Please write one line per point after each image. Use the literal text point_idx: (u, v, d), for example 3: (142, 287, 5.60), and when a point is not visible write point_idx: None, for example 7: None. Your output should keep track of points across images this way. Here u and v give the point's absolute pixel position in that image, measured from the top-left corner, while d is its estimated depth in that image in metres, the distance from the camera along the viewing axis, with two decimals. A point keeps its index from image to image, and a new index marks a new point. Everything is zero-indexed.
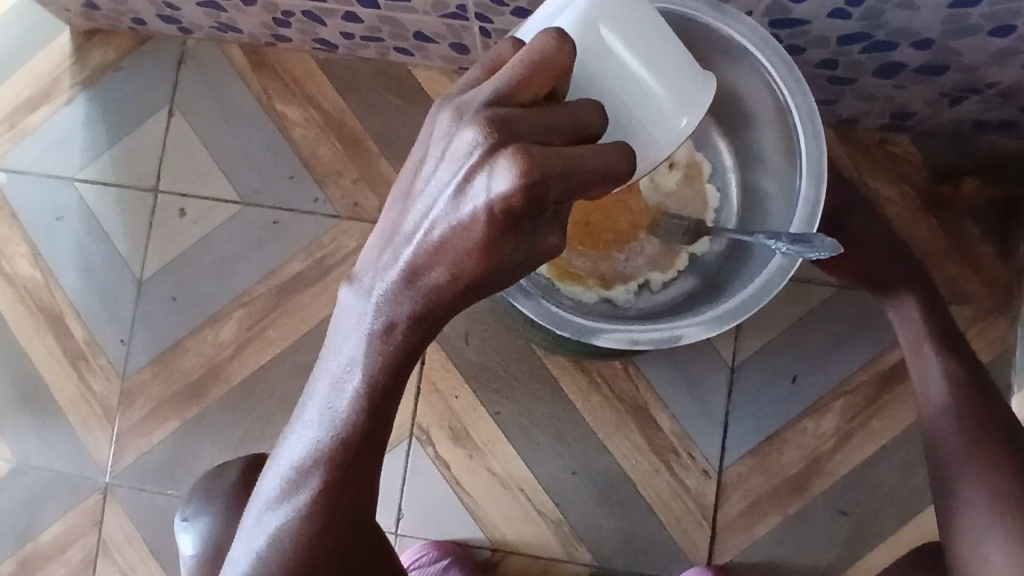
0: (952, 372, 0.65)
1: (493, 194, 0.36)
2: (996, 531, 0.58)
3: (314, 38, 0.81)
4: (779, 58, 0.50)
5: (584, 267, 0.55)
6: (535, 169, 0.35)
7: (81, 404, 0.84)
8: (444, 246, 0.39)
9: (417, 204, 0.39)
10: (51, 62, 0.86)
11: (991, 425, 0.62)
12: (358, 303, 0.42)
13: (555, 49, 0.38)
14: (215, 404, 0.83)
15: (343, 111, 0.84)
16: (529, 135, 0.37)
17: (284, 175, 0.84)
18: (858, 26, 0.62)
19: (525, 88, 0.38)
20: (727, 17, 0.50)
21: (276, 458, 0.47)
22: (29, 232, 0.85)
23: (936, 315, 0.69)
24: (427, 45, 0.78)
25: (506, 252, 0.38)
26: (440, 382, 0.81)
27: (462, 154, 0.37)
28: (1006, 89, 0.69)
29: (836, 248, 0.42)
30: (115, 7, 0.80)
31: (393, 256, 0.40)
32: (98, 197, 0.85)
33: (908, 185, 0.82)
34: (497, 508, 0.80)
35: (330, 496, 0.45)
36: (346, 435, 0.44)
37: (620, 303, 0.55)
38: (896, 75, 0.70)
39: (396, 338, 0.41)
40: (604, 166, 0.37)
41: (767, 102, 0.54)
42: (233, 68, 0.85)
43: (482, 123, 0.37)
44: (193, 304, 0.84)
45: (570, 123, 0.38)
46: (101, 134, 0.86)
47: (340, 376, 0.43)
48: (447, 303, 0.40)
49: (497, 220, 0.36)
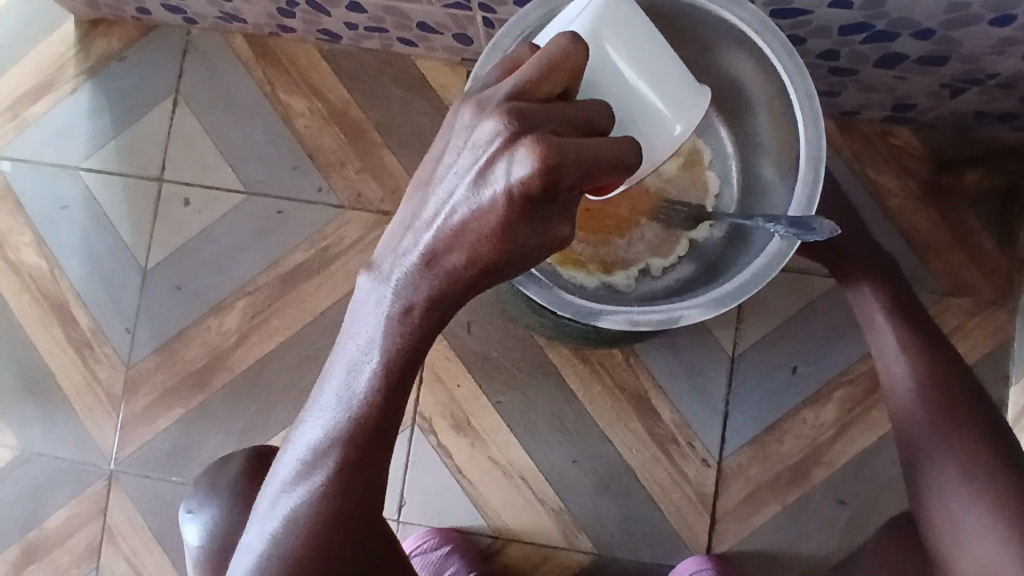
0: (918, 363, 0.66)
1: (512, 179, 0.36)
2: (964, 499, 0.60)
3: (318, 29, 0.81)
4: (779, 43, 0.50)
5: (585, 252, 0.55)
6: (551, 155, 0.35)
7: (86, 391, 0.85)
8: (463, 231, 0.39)
9: (438, 191, 0.40)
10: (56, 52, 0.87)
11: (950, 393, 0.64)
12: (377, 288, 0.43)
13: (571, 49, 0.39)
14: (219, 392, 0.83)
15: (346, 101, 0.85)
16: (546, 125, 0.37)
17: (288, 165, 0.85)
18: (859, 15, 0.62)
19: (542, 85, 0.39)
20: (728, 3, 0.50)
21: (292, 442, 0.47)
22: (34, 221, 0.86)
23: (896, 304, 0.69)
24: (430, 36, 0.78)
25: (522, 236, 0.38)
26: (443, 371, 0.81)
27: (482, 142, 0.38)
28: (1006, 80, 0.70)
29: (833, 229, 0.43)
30: None
31: (413, 241, 0.41)
32: (103, 186, 0.86)
33: (908, 177, 0.83)
34: (498, 496, 0.81)
35: (344, 479, 0.45)
36: (361, 419, 0.44)
37: (621, 289, 0.56)
38: (897, 66, 0.70)
39: (413, 322, 0.42)
40: (614, 155, 0.37)
41: (767, 88, 0.54)
42: (237, 58, 0.86)
43: (503, 113, 0.37)
44: (198, 293, 0.84)
45: (582, 118, 0.39)
46: (106, 123, 0.86)
47: (358, 359, 0.44)
48: (464, 287, 0.41)
49: (515, 204, 0.37)
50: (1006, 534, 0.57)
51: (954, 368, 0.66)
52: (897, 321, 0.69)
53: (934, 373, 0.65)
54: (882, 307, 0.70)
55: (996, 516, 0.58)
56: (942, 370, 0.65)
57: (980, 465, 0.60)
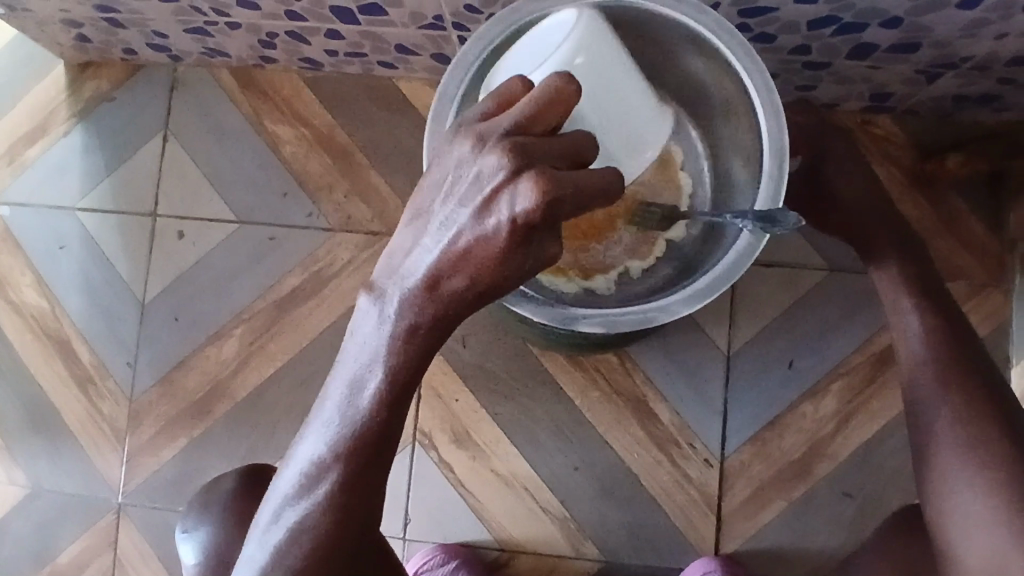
0: (942, 352, 0.62)
1: (513, 213, 0.36)
2: (978, 485, 0.56)
3: (299, 57, 0.83)
4: (735, 43, 0.51)
5: (566, 259, 0.55)
6: (553, 191, 0.36)
7: (90, 425, 0.86)
8: (466, 258, 0.39)
9: (439, 218, 0.40)
10: (47, 96, 0.89)
11: (970, 380, 0.61)
12: (380, 308, 0.43)
13: (563, 87, 0.39)
14: (221, 420, 0.84)
15: (331, 126, 0.86)
16: (547, 161, 0.37)
17: (277, 192, 0.86)
18: (825, 9, 0.63)
19: (540, 121, 0.39)
20: (684, 8, 0.51)
21: (294, 454, 0.48)
22: (34, 261, 0.88)
23: (924, 294, 0.66)
24: (409, 57, 0.80)
25: (522, 264, 0.38)
26: (440, 386, 0.82)
27: (485, 174, 0.38)
28: (981, 62, 0.70)
29: (795, 219, 0.43)
30: (107, 39, 0.83)
31: (414, 264, 0.41)
32: (99, 224, 0.88)
33: (893, 165, 0.83)
34: (502, 507, 0.81)
35: (346, 491, 0.45)
36: (364, 432, 0.45)
37: (601, 292, 0.56)
38: (870, 56, 0.70)
39: (417, 341, 0.43)
40: (610, 191, 0.37)
41: (728, 89, 0.55)
42: (223, 91, 0.88)
43: (505, 149, 0.37)
44: (195, 322, 0.85)
45: (579, 154, 0.39)
46: (99, 162, 0.88)
47: (361, 377, 0.45)
48: (465, 307, 0.41)
49: (516, 235, 0.37)
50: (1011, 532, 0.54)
51: (981, 365, 0.62)
52: (923, 310, 0.66)
53: (955, 365, 0.62)
54: (907, 294, 0.67)
55: (1003, 514, 0.55)
56: (959, 362, 0.62)
57: (994, 460, 0.57)
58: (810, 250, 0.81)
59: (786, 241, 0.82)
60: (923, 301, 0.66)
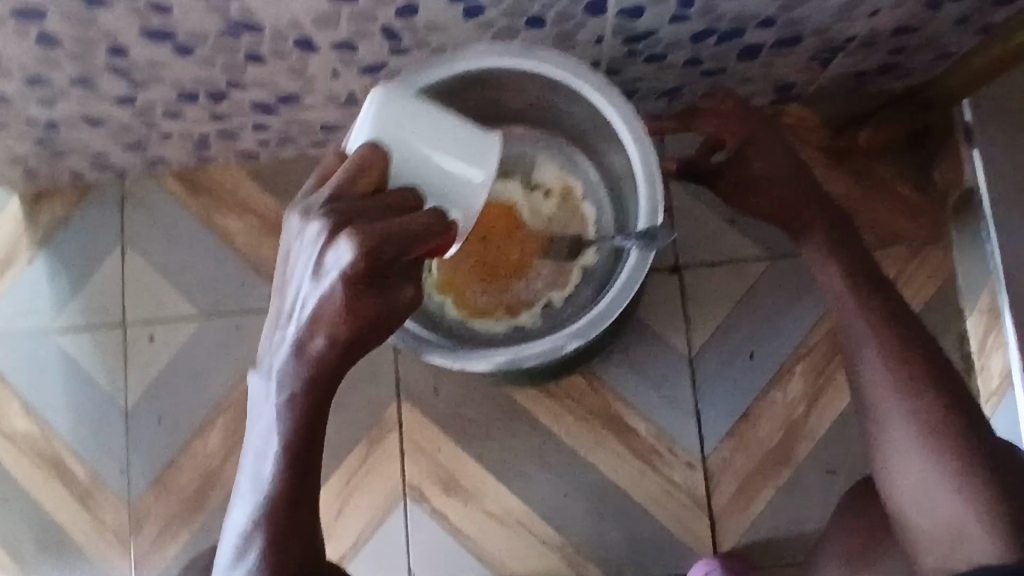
0: (882, 323, 0.62)
1: (341, 264, 0.42)
2: (911, 428, 0.58)
3: (235, 152, 0.87)
4: (593, 81, 0.56)
5: (490, 301, 0.67)
6: (370, 237, 0.41)
7: (95, 538, 0.88)
8: (316, 319, 0.43)
9: (291, 289, 0.45)
10: (7, 230, 0.93)
11: (894, 325, 0.62)
12: (264, 383, 0.47)
13: (372, 151, 0.46)
14: (218, 509, 0.87)
15: (277, 209, 0.90)
16: (364, 215, 0.43)
17: (236, 281, 0.89)
18: (700, 23, 0.66)
19: (357, 183, 0.45)
20: (540, 58, 0.56)
21: (226, 532, 0.49)
22: (18, 389, 0.91)
23: (845, 248, 0.67)
24: (336, 133, 0.84)
25: (369, 307, 0.44)
26: (421, 438, 0.84)
27: (312, 240, 0.43)
28: (864, 40, 0.73)
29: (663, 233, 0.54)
30: (54, 168, 0.88)
31: (281, 335, 0.45)
32: (74, 342, 0.91)
33: (812, 147, 0.86)
34: (501, 545, 0.82)
35: (275, 557, 0.46)
36: (277, 496, 0.46)
37: (528, 325, 0.66)
38: (759, 54, 0.74)
39: (298, 405, 0.45)
40: (426, 225, 0.44)
41: (599, 121, 0.60)
42: (171, 195, 0.92)
43: (324, 213, 0.43)
44: (179, 419, 0.88)
45: (397, 203, 0.45)
46: (65, 283, 0.92)
47: (263, 447, 0.47)
48: (332, 367, 0.45)
49: (351, 284, 0.42)
50: (951, 497, 0.55)
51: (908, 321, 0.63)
52: (846, 265, 0.66)
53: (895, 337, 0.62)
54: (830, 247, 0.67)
55: (941, 478, 0.56)
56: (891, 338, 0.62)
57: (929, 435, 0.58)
58: (748, 243, 0.84)
59: (725, 238, 0.84)
60: (842, 252, 0.67)
